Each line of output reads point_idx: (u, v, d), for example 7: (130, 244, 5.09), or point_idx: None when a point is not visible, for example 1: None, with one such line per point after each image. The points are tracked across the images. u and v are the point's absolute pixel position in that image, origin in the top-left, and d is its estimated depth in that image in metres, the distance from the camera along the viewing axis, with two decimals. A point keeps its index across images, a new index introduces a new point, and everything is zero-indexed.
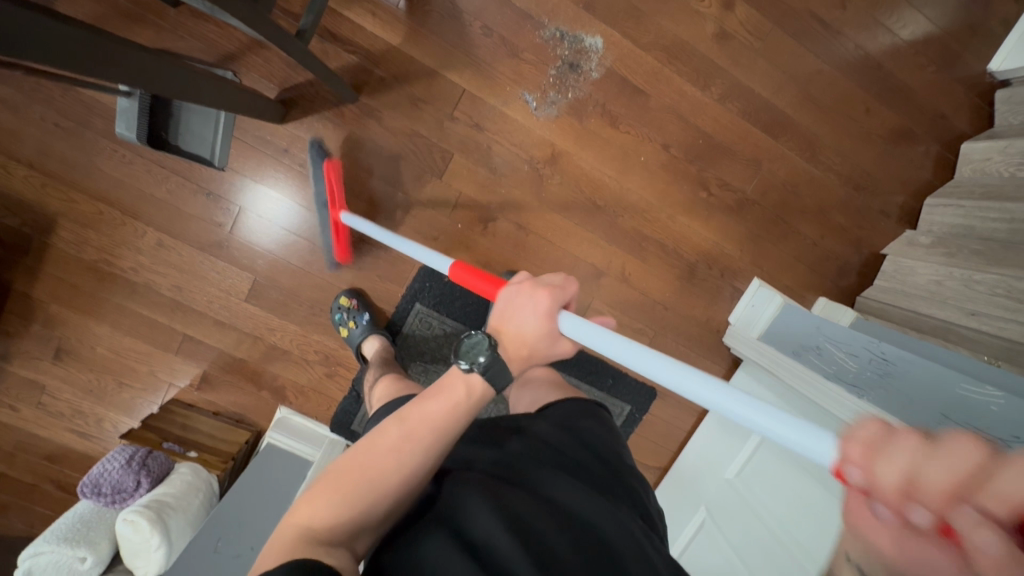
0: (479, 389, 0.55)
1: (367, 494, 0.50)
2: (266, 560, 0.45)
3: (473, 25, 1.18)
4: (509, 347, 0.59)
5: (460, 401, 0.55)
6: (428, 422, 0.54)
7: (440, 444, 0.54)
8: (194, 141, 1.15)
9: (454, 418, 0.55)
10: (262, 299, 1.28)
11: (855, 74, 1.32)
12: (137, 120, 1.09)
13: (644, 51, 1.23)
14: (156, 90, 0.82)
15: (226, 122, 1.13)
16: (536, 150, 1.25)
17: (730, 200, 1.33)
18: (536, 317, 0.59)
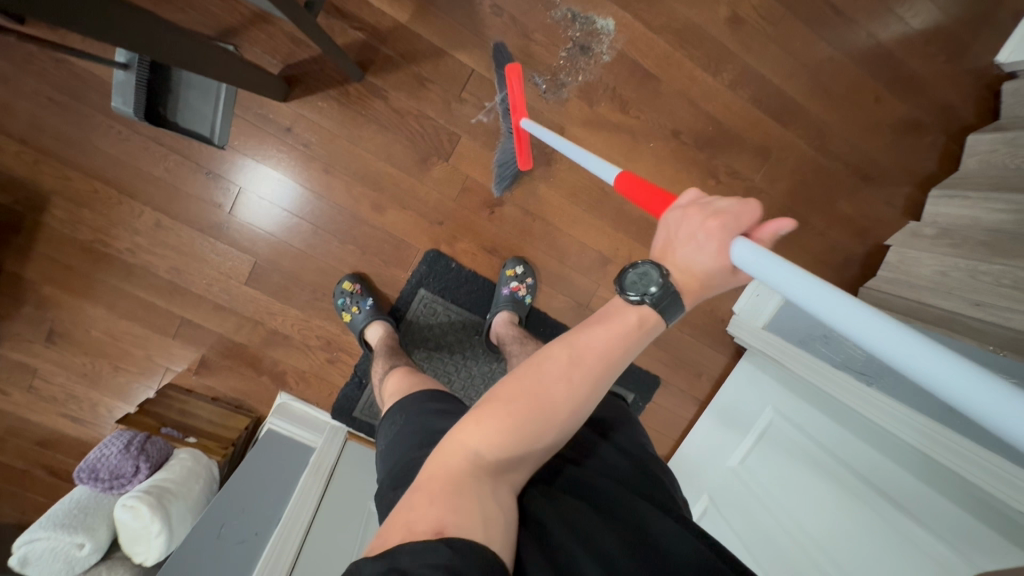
0: (650, 319, 0.55)
1: (534, 427, 0.49)
2: (435, 490, 0.44)
3: (483, 3, 1.15)
4: (680, 282, 0.56)
5: (627, 331, 0.54)
6: (598, 353, 0.52)
7: (606, 378, 0.53)
8: (194, 118, 1.12)
9: (619, 351, 0.53)
10: (263, 282, 1.25)
11: (865, 63, 1.31)
12: (134, 93, 1.05)
13: (656, 35, 1.21)
14: (159, 58, 0.79)
15: (227, 96, 1.10)
16: (545, 134, 1.23)
17: (739, 188, 1.32)
18: (705, 249, 0.55)
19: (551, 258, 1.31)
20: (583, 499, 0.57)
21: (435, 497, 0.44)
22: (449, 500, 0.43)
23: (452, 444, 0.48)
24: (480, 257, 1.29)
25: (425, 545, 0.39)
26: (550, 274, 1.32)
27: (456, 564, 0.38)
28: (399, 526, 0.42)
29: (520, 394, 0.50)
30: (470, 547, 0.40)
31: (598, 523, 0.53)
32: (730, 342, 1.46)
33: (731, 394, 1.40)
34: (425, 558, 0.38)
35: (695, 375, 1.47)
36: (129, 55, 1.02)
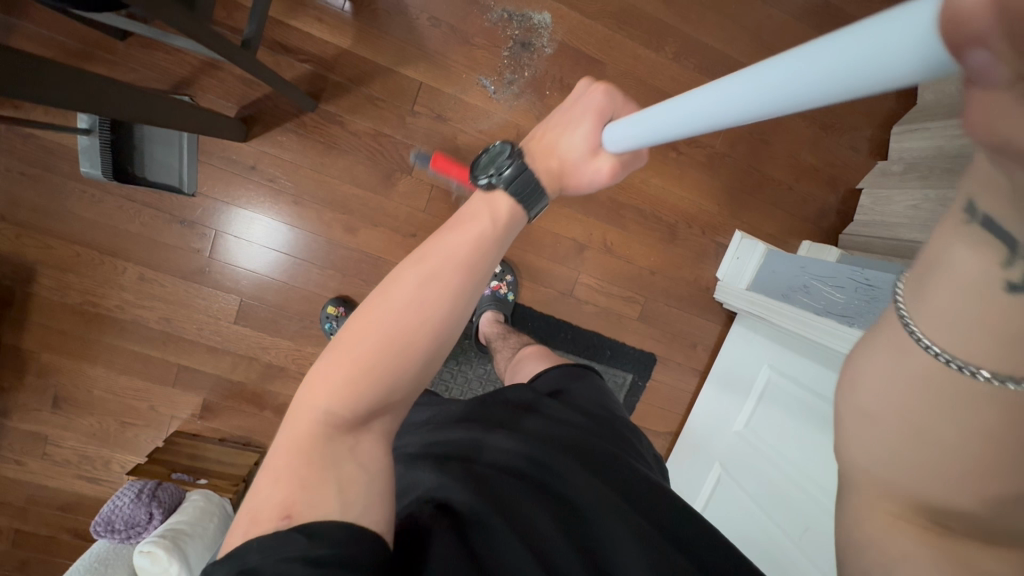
0: (501, 211, 0.60)
1: (388, 366, 0.52)
2: (284, 467, 0.48)
3: (420, 17, 1.18)
4: (539, 165, 0.62)
5: (484, 229, 0.58)
6: (449, 261, 0.56)
7: (459, 289, 0.56)
8: (162, 171, 1.16)
9: (472, 253, 0.57)
10: (251, 319, 1.28)
11: (804, 16, 1.32)
12: (100, 157, 1.10)
13: (593, 21, 1.23)
14: (124, 116, 0.84)
15: (188, 146, 1.15)
16: (501, 134, 1.26)
17: (701, 155, 1.34)
18: (581, 128, 0.61)
19: (528, 253, 1.34)
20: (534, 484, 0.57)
21: (279, 478, 0.47)
22: (296, 482, 0.47)
23: (301, 407, 0.51)
24: None
25: (279, 536, 0.43)
26: (528, 268, 1.35)
27: (313, 551, 0.42)
28: (252, 512, 0.46)
29: (368, 331, 0.53)
30: (339, 529, 0.44)
31: (536, 508, 0.54)
32: (719, 309, 1.46)
33: (727, 359, 1.41)
34: (289, 548, 0.42)
35: (690, 347, 1.47)
36: (91, 120, 1.07)
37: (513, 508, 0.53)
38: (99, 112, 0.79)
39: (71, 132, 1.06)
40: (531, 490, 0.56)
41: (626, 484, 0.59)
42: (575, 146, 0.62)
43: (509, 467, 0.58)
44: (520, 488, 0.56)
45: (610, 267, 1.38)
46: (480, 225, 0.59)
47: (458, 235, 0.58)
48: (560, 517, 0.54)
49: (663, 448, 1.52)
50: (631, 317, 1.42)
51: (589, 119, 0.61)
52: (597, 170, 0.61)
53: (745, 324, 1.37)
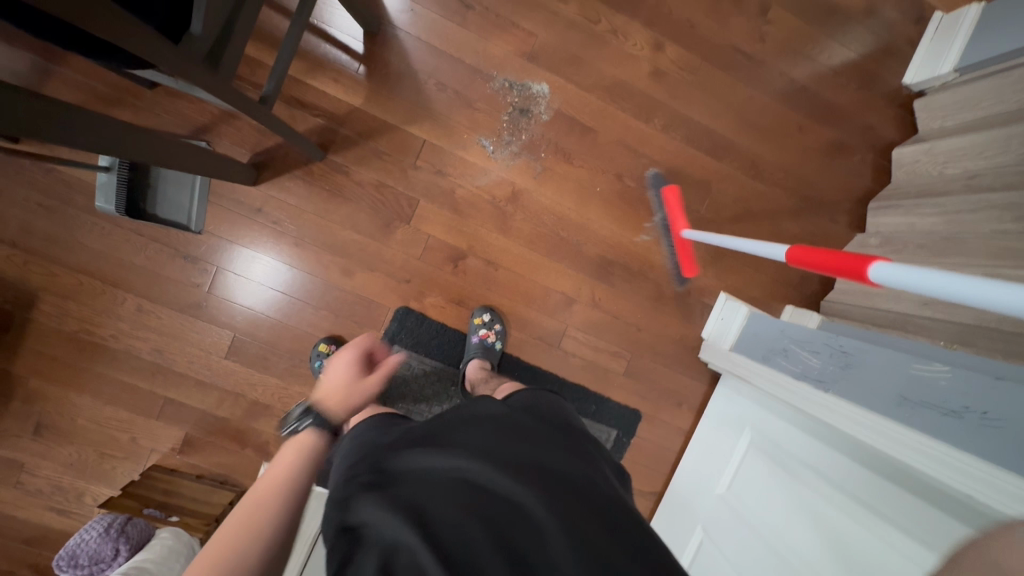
0: (314, 432, 0.67)
1: (240, 538, 0.53)
2: None
3: (427, 82, 1.28)
4: (328, 399, 0.72)
5: (306, 441, 0.66)
6: (290, 463, 0.63)
7: (303, 469, 0.63)
8: (171, 206, 1.22)
9: (308, 453, 0.65)
10: (242, 355, 1.30)
11: (785, 98, 1.41)
12: (115, 192, 1.17)
13: (588, 92, 1.33)
14: (140, 157, 0.89)
15: (201, 188, 1.23)
16: (497, 191, 1.33)
17: (687, 220, 1.40)
18: (337, 367, 0.77)
19: (516, 304, 1.37)
20: (428, 508, 0.55)
21: None
22: None
23: None
24: (449, 309, 1.35)
25: None
26: (517, 318, 1.38)
27: None
28: None
29: (224, 531, 0.54)
30: None
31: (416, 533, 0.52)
32: (704, 368, 1.48)
33: (712, 420, 1.41)
34: None
35: (675, 405, 1.47)
36: (112, 159, 1.17)
37: (439, 525, 0.54)
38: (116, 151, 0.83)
39: (91, 170, 1.15)
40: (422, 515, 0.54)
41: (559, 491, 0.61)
42: (344, 377, 0.76)
43: (434, 483, 0.59)
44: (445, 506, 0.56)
45: (597, 322, 1.41)
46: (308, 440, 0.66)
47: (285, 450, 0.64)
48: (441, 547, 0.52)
49: (647, 511, 1.49)
50: (617, 372, 1.44)
51: (343, 362, 0.78)
52: (359, 389, 0.73)
53: (728, 389, 1.38)
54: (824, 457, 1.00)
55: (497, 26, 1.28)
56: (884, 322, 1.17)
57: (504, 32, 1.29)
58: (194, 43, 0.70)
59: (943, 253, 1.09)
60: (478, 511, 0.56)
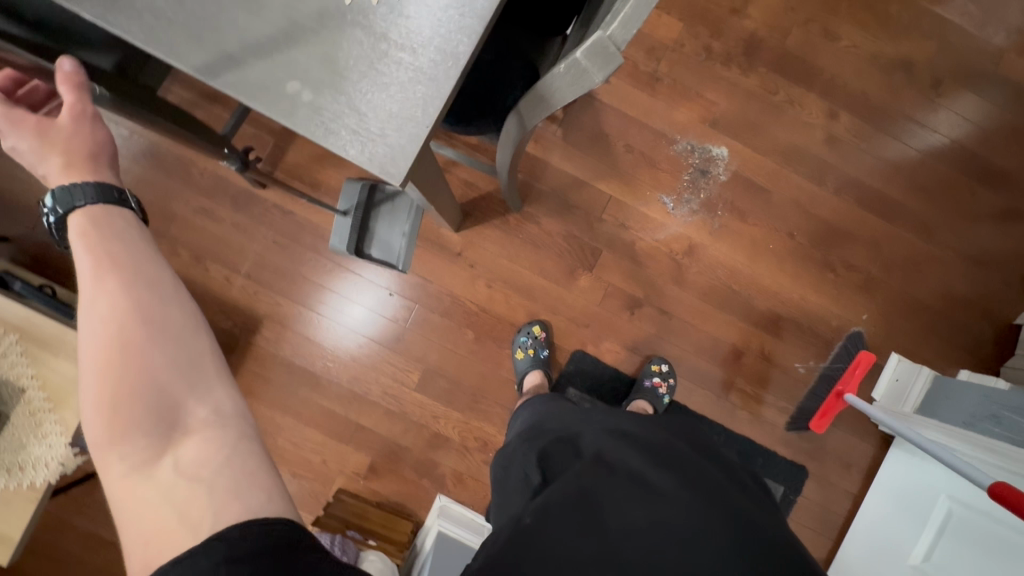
0: (79, 221, 0.47)
1: (124, 370, 0.40)
2: (123, 426, 0.40)
3: (617, 144, 1.40)
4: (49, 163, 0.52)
5: (88, 250, 0.45)
6: (114, 300, 0.42)
7: (145, 316, 0.42)
8: (385, 249, 1.36)
9: (103, 264, 0.44)
10: (430, 387, 1.39)
11: (956, 166, 1.45)
12: (348, 233, 1.32)
13: (764, 156, 1.41)
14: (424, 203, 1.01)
15: (412, 233, 1.36)
16: (674, 244, 1.41)
17: (857, 279, 1.43)
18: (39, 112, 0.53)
19: (688, 353, 1.41)
20: (631, 475, 0.62)
21: (127, 457, 0.40)
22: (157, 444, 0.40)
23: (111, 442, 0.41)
24: (624, 355, 1.40)
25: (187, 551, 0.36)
26: (687, 367, 1.41)
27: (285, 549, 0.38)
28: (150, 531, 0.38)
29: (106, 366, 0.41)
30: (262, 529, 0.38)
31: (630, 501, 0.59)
32: (873, 430, 1.45)
33: (890, 484, 1.36)
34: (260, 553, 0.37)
35: (843, 467, 1.44)
36: (349, 203, 1.33)
37: (654, 486, 0.61)
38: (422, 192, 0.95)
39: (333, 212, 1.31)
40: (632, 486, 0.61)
41: (755, 501, 0.66)
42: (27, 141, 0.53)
43: (641, 453, 0.65)
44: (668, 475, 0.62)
45: (765, 376, 1.43)
46: (103, 231, 0.47)
47: (80, 256, 0.45)
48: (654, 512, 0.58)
49: None
50: (784, 427, 1.43)
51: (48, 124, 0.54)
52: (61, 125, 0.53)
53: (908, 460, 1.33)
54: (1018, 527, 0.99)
55: (683, 95, 1.40)
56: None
57: (689, 100, 1.40)
58: None
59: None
60: (699, 492, 0.61)
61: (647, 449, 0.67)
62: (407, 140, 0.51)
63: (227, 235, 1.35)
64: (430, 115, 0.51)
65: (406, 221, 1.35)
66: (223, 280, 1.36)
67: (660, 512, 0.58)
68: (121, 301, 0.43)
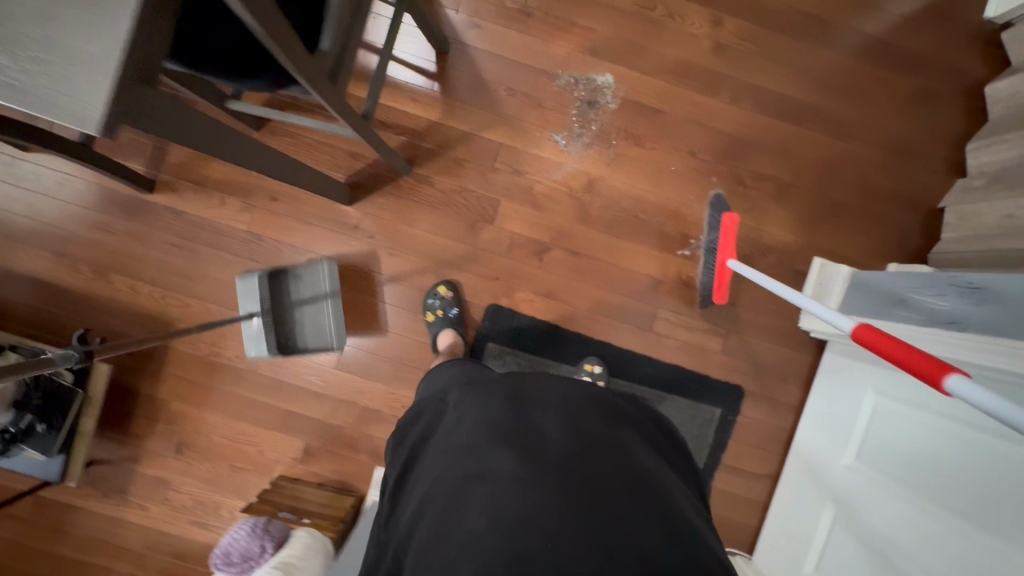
0: None
1: None
2: None
3: (498, 89, 1.36)
4: None
5: None
6: None
7: None
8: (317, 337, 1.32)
9: None
10: (350, 365, 1.39)
11: (855, 54, 1.38)
12: (266, 336, 1.28)
13: (652, 76, 1.36)
14: (280, 177, 1.00)
15: (335, 305, 1.31)
16: (573, 183, 1.37)
17: (768, 188, 1.38)
18: None
19: (604, 290, 1.38)
20: (480, 477, 0.61)
21: None
22: None
23: None
24: (538, 302, 1.38)
25: None
26: (605, 305, 1.39)
27: None
28: None
29: None
30: None
31: (475, 505, 0.59)
32: (807, 339, 1.41)
33: (823, 390, 1.34)
34: None
35: (780, 380, 1.41)
36: (257, 307, 1.27)
37: (504, 483, 0.60)
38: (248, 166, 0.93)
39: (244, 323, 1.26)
40: (481, 488, 0.60)
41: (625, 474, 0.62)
42: None
43: (498, 446, 0.63)
44: (506, 468, 0.60)
45: (687, 301, 1.39)
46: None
47: None
48: (497, 514, 0.58)
49: (763, 495, 1.41)
50: (714, 350, 1.40)
51: None
52: None
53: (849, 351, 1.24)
54: (1002, 453, 0.86)
55: (557, 28, 1.35)
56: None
57: (565, 32, 1.35)
58: (323, 58, 0.77)
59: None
60: (550, 488, 0.59)
61: (505, 438, 0.64)
62: (90, 85, 0.50)
63: (125, 245, 1.36)
64: (115, 57, 0.50)
65: (324, 299, 1.31)
66: (129, 290, 1.36)
67: (504, 516, 0.57)
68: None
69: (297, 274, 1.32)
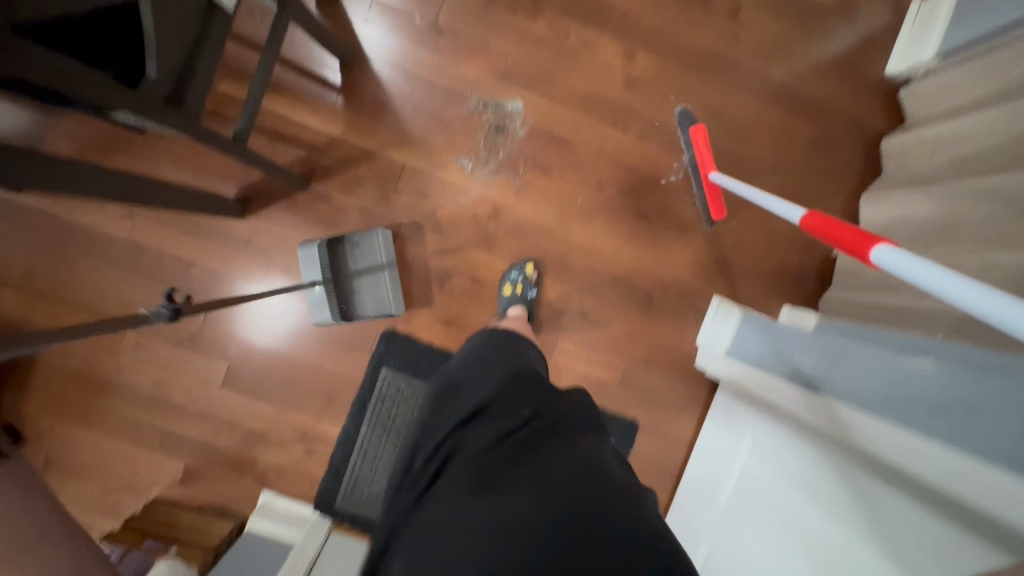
0: None
1: None
2: None
3: (404, 108, 1.31)
4: None
5: None
6: None
7: None
8: (373, 305, 1.31)
9: None
10: (238, 384, 1.33)
11: (763, 99, 1.39)
12: (328, 301, 1.28)
13: (563, 106, 1.34)
14: (144, 201, 0.94)
15: (393, 277, 1.31)
16: (478, 209, 1.34)
17: (672, 225, 1.39)
18: None
19: None
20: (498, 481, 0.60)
21: None
22: None
23: None
24: (437, 328, 1.36)
25: None
26: None
27: None
28: None
29: None
30: None
31: (481, 504, 0.58)
32: (702, 376, 1.43)
33: (711, 429, 1.36)
34: None
35: (675, 415, 1.43)
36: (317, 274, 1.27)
37: (515, 499, 0.58)
38: (103, 194, 0.85)
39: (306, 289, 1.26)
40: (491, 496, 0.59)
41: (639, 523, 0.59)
42: None
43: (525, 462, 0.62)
44: (535, 523, 0.56)
45: (588, 334, 1.39)
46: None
47: None
48: (500, 525, 0.56)
49: None
50: (611, 383, 1.41)
51: None
52: None
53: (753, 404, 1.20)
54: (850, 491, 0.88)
55: (468, 49, 1.31)
56: (1019, 289, 0.89)
57: (476, 53, 1.32)
58: (152, 88, 0.71)
59: (950, 237, 1.07)
60: (560, 517, 0.57)
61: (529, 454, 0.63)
62: None
63: None
64: None
65: (384, 272, 1.30)
66: None
67: (507, 529, 0.56)
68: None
69: (355, 242, 1.30)
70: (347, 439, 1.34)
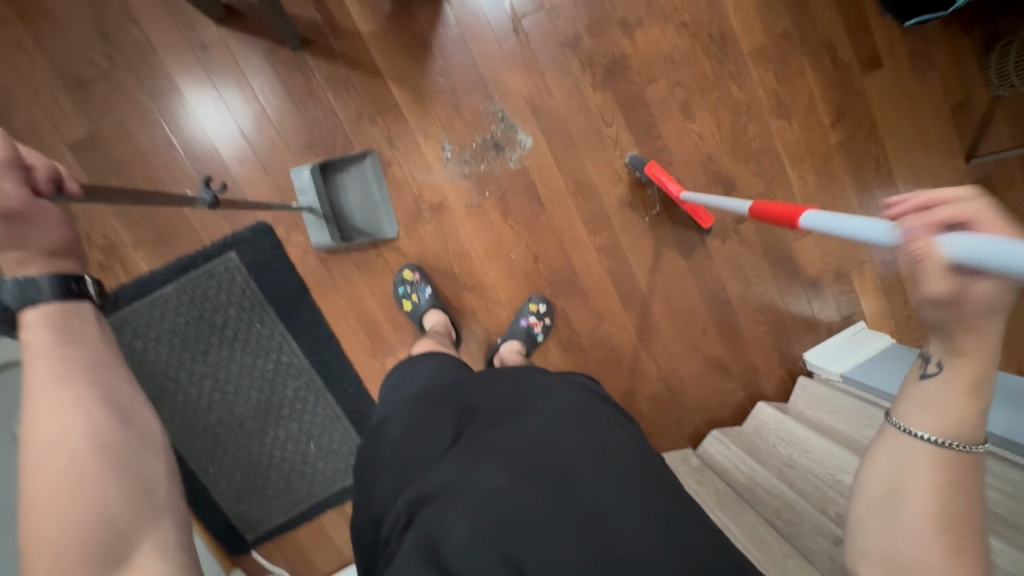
0: None
1: None
2: None
3: (436, 61, 1.26)
4: None
5: None
6: None
7: None
8: (365, 224, 1.27)
9: None
10: (83, 155, 1.17)
11: (707, 299, 1.46)
12: (326, 224, 1.21)
13: (560, 173, 1.33)
14: None
15: (387, 203, 1.27)
16: (426, 193, 1.29)
17: (565, 335, 1.40)
18: None
19: (371, 296, 1.31)
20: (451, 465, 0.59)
21: None
22: None
23: None
24: (308, 257, 1.28)
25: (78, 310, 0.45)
26: (362, 309, 1.32)
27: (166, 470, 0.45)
28: None
29: None
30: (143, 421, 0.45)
31: (448, 498, 0.56)
32: None
33: None
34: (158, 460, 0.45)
35: None
36: (311, 200, 1.20)
37: (483, 477, 0.58)
38: None
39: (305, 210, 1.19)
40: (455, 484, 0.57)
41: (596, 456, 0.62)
42: None
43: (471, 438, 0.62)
44: (520, 495, 0.57)
45: None
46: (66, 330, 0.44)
47: None
48: (478, 512, 0.55)
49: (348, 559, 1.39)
50: None
51: None
52: None
53: None
54: None
55: (525, 64, 1.29)
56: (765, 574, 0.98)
57: (528, 73, 1.29)
58: None
59: (735, 515, 1.13)
60: (529, 479, 0.58)
61: (474, 430, 0.64)
62: None
63: None
64: None
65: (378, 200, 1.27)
66: None
67: (481, 510, 0.55)
68: (87, 406, 0.42)
69: (347, 173, 1.26)
70: (146, 282, 1.22)
